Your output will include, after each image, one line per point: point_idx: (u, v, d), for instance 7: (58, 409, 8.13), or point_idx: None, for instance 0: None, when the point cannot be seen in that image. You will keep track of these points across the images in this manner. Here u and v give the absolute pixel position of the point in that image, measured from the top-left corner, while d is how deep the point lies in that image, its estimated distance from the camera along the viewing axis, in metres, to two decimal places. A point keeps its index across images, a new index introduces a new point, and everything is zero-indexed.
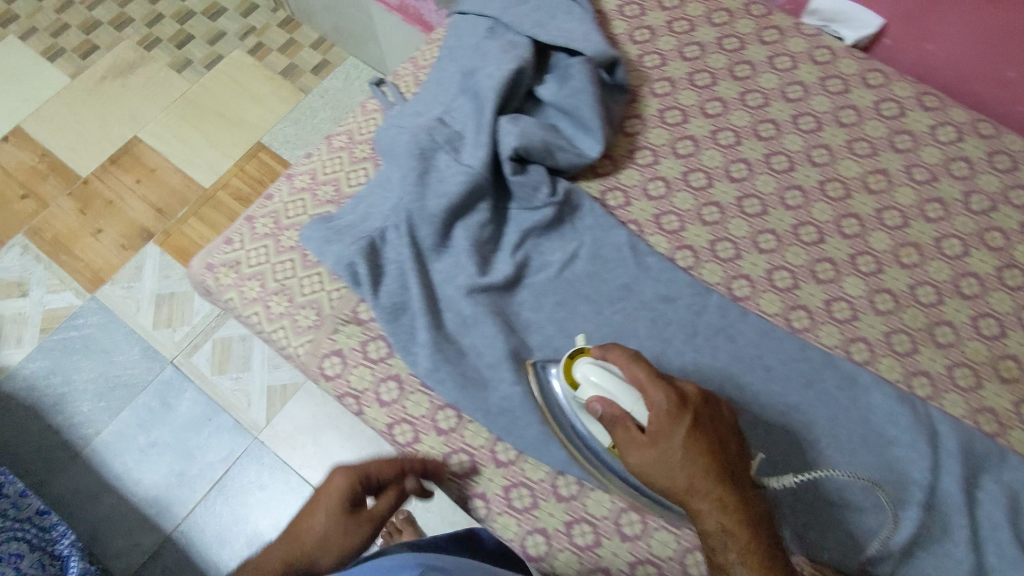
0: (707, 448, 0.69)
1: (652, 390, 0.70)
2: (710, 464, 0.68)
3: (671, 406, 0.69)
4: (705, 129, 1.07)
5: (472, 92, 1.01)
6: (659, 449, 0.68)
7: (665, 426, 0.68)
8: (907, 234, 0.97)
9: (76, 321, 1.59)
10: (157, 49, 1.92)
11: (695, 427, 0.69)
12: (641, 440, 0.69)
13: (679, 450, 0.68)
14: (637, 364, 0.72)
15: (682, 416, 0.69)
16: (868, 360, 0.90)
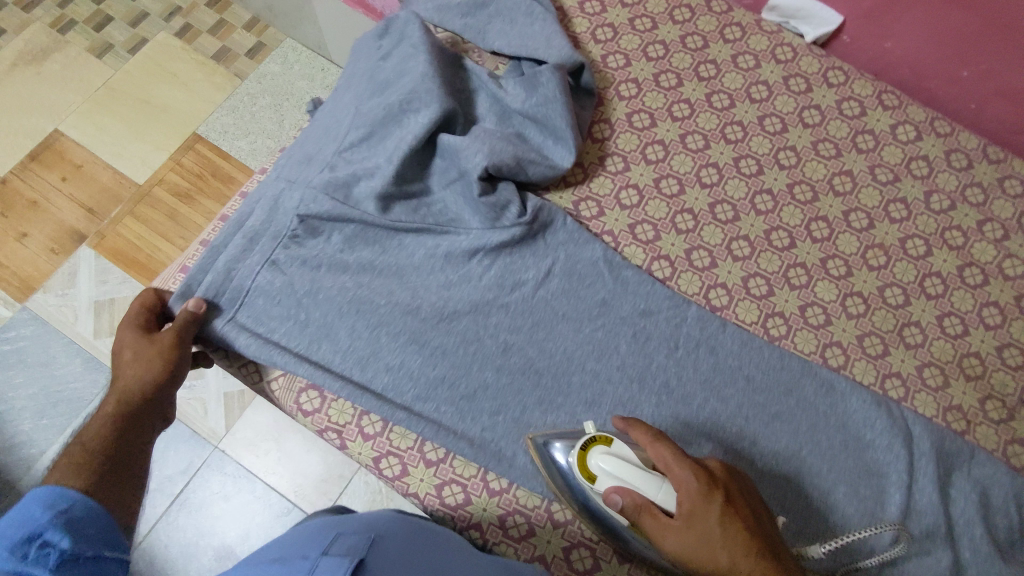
0: (755, 538, 0.51)
1: (679, 466, 0.53)
2: (765, 558, 0.50)
3: (703, 485, 0.52)
4: (711, 123, 0.84)
5: (377, 110, 0.76)
6: (694, 528, 0.51)
7: (700, 505, 0.51)
8: (930, 263, 0.79)
9: (9, 334, 1.34)
10: (72, 34, 1.63)
11: (733, 505, 0.52)
12: (672, 524, 0.52)
13: (721, 532, 0.50)
14: (660, 441, 0.54)
15: (721, 502, 0.51)
16: (903, 398, 0.73)
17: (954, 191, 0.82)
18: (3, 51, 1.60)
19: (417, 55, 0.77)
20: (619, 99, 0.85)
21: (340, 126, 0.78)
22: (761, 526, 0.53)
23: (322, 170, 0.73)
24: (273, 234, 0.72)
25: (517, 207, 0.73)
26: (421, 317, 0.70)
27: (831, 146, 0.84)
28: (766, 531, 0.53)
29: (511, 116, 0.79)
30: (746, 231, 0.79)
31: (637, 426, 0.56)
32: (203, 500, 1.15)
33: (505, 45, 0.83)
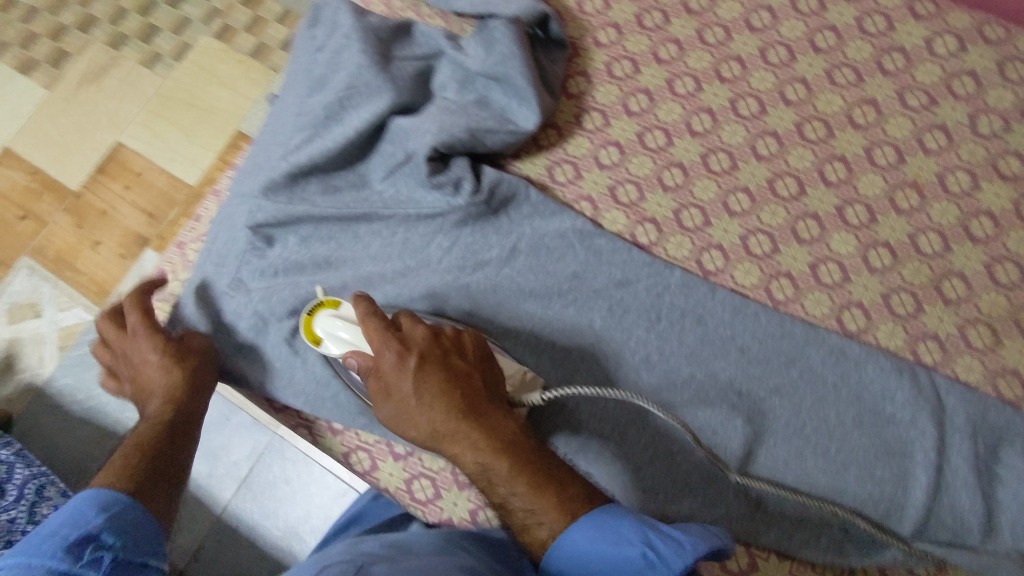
0: (456, 399, 0.52)
1: (376, 344, 0.54)
2: (466, 418, 0.52)
3: (397, 356, 0.53)
4: (703, 62, 0.75)
5: (317, 109, 0.73)
6: (396, 399, 0.53)
7: (389, 369, 0.53)
8: (978, 199, 0.66)
9: (91, 337, 1.35)
10: (125, 48, 1.57)
11: (428, 368, 0.53)
12: (380, 394, 0.54)
13: (409, 392, 0.53)
14: (371, 317, 0.55)
15: (435, 368, 0.53)
16: (939, 363, 0.62)
17: (1009, 110, 0.68)
18: (62, 74, 1.55)
19: (350, 45, 0.73)
20: (596, 47, 0.77)
21: (284, 130, 0.75)
22: (473, 386, 0.54)
23: (262, 180, 0.72)
24: (235, 255, 0.73)
25: (470, 183, 0.70)
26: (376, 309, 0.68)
27: (850, 73, 0.72)
28: (480, 392, 0.54)
29: (473, 79, 0.73)
30: (745, 182, 0.69)
31: (378, 318, 0.56)
32: (265, 483, 1.02)
33: (468, 4, 0.77)
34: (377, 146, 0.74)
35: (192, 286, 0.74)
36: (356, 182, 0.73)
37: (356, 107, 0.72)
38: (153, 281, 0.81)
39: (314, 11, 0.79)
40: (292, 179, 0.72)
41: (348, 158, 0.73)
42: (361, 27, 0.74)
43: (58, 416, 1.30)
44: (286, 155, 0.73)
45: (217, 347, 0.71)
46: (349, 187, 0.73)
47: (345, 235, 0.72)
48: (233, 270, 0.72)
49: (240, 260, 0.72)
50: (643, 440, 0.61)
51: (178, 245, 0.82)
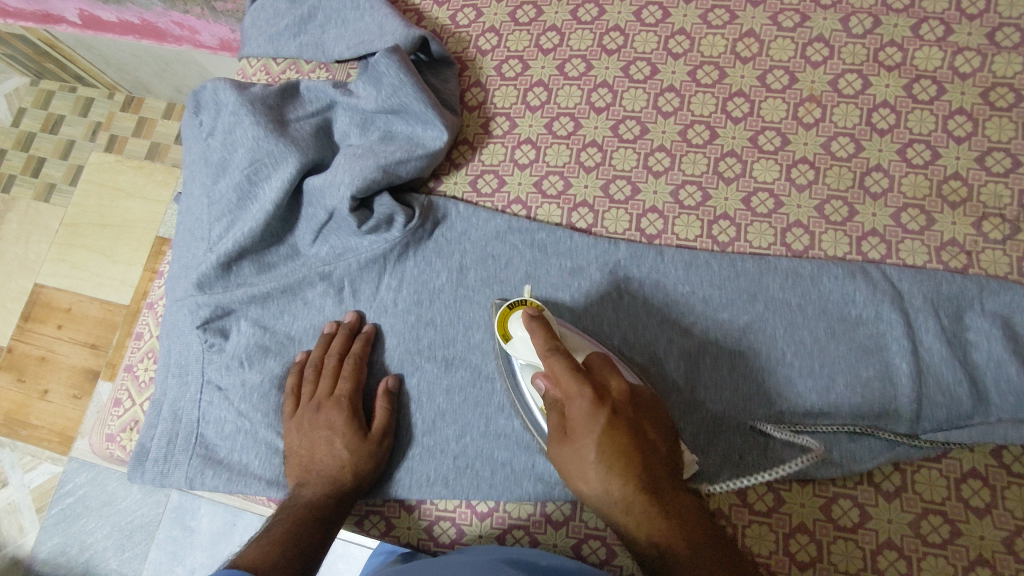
0: (640, 479, 0.50)
1: (542, 353, 0.54)
2: (635, 473, 0.50)
3: (589, 403, 0.51)
4: (585, 41, 0.76)
5: (228, 194, 0.72)
6: (570, 443, 0.52)
7: (582, 419, 0.51)
8: (873, 95, 0.69)
9: (69, 487, 1.28)
10: (15, 188, 1.52)
11: (619, 424, 0.51)
12: (559, 431, 0.53)
13: (591, 452, 0.50)
14: (558, 355, 0.53)
15: (607, 432, 0.50)
16: (886, 255, 0.65)
17: (874, 5, 0.71)
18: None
19: (238, 122, 0.72)
20: (481, 55, 0.78)
21: (201, 223, 0.74)
22: (655, 459, 0.51)
23: (193, 281, 0.70)
24: (194, 360, 0.71)
25: (403, 216, 0.69)
26: None
27: (723, 12, 0.74)
28: (656, 464, 0.51)
29: (373, 118, 0.73)
30: (659, 141, 0.71)
31: (541, 329, 0.55)
32: None
33: (345, 49, 0.77)
34: (299, 212, 0.72)
35: (162, 406, 0.71)
36: (288, 253, 0.72)
37: (265, 179, 0.71)
38: (109, 414, 0.76)
39: (194, 97, 0.77)
40: (223, 269, 0.70)
41: (274, 235, 0.72)
42: (244, 100, 0.72)
43: None
44: (211, 249, 0.71)
45: (206, 455, 0.68)
46: (283, 260, 0.72)
47: (295, 305, 0.71)
48: (198, 376, 0.71)
49: (202, 362, 0.71)
50: None
51: (127, 368, 0.78)
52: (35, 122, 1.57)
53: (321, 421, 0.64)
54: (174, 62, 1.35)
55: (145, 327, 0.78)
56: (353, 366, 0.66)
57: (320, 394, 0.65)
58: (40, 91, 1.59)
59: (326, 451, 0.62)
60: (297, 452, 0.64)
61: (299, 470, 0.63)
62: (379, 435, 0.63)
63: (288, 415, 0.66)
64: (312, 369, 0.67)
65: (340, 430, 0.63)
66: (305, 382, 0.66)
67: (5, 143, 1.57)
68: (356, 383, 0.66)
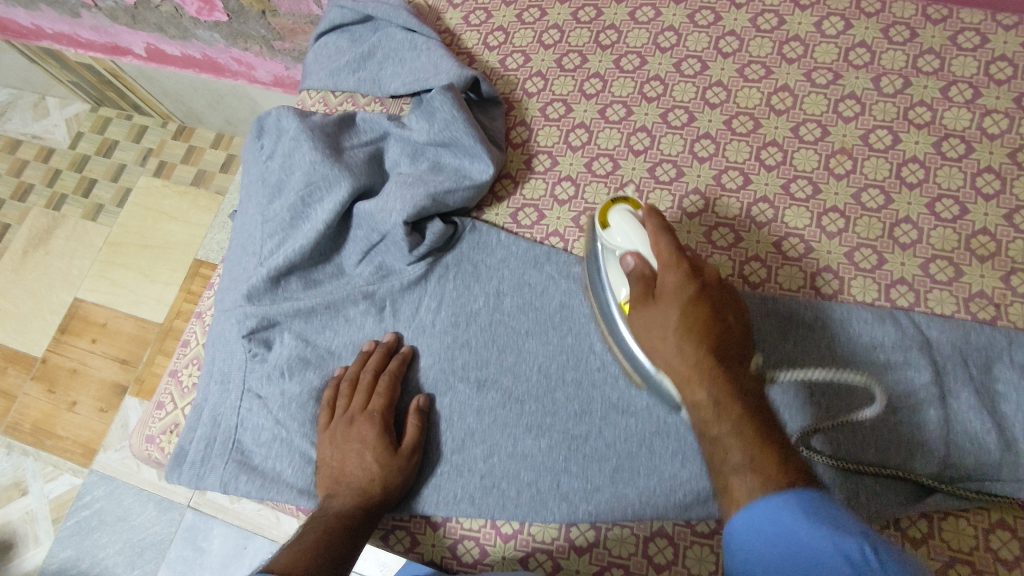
0: (709, 328, 0.53)
1: (653, 232, 0.59)
2: (712, 354, 0.52)
3: (680, 275, 0.55)
4: (627, 88, 0.80)
5: (282, 212, 0.76)
6: (659, 307, 0.55)
7: (672, 287, 0.55)
8: (903, 150, 0.72)
9: (87, 500, 1.29)
10: (67, 206, 1.59)
11: (703, 303, 0.54)
12: (645, 300, 0.57)
13: (674, 316, 0.54)
14: (666, 240, 0.58)
15: (696, 300, 0.54)
16: (915, 304, 0.66)
17: (905, 67, 0.75)
18: (9, 245, 1.58)
19: (298, 146, 0.76)
20: (527, 97, 0.83)
21: (254, 239, 0.77)
22: (728, 339, 0.54)
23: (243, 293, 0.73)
24: (237, 368, 0.74)
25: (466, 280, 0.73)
26: None
27: (759, 67, 0.78)
28: (733, 339, 0.54)
29: (423, 149, 0.77)
30: (694, 184, 0.74)
31: (657, 217, 0.60)
32: None
33: (401, 85, 0.82)
34: (347, 233, 0.76)
35: (203, 410, 0.74)
36: (335, 271, 0.75)
37: (319, 201, 0.75)
38: (151, 417, 0.79)
39: (259, 121, 0.82)
40: (273, 282, 0.73)
41: (322, 253, 0.75)
42: (306, 126, 0.77)
43: None
44: (263, 263, 0.75)
45: (241, 460, 0.70)
46: (329, 277, 0.75)
47: (336, 321, 0.74)
48: (240, 383, 0.73)
49: (244, 371, 0.73)
50: (670, 447, 0.63)
51: (171, 374, 0.81)
52: (92, 145, 1.65)
53: (354, 434, 0.65)
54: (229, 94, 1.43)
55: (191, 335, 0.82)
56: (389, 383, 0.68)
57: (355, 407, 0.67)
58: (99, 117, 1.69)
59: (358, 463, 0.64)
60: (329, 462, 0.65)
61: (330, 481, 0.64)
62: (410, 450, 0.65)
63: (323, 426, 0.68)
64: (348, 384, 0.69)
65: (372, 443, 0.64)
66: (341, 396, 0.68)
67: (60, 163, 1.65)
68: (389, 399, 0.68)
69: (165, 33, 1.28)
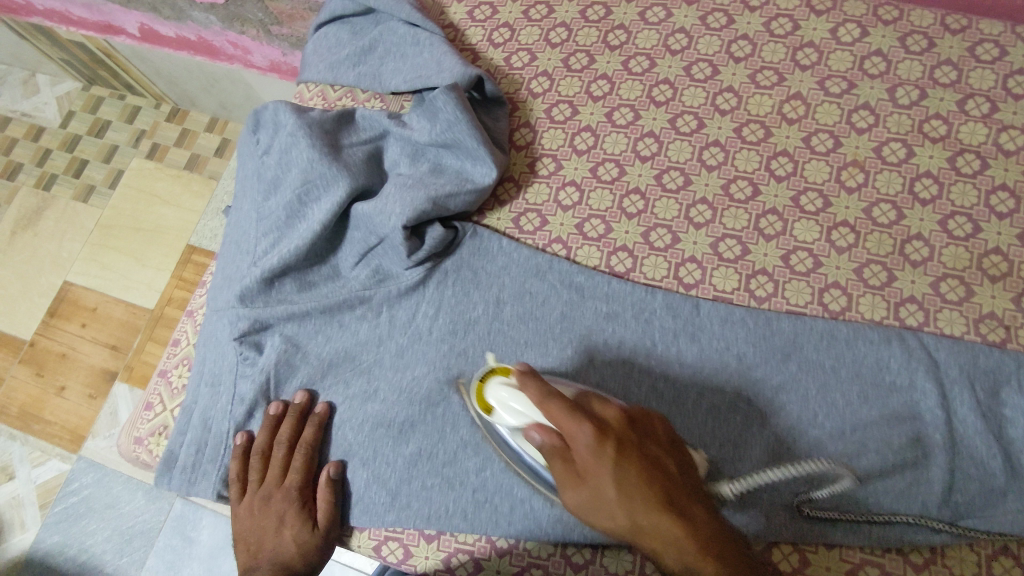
0: (654, 492, 0.44)
1: (540, 402, 0.51)
2: (668, 514, 0.43)
3: (594, 435, 0.47)
4: (635, 91, 0.78)
5: (278, 211, 0.73)
6: (588, 484, 0.46)
7: (590, 457, 0.46)
8: (916, 164, 0.70)
9: (74, 487, 1.28)
10: (56, 187, 1.56)
11: (629, 454, 0.46)
12: (569, 477, 0.47)
13: (611, 488, 0.44)
14: (553, 398, 0.50)
15: (616, 451, 0.46)
16: (924, 323, 0.65)
17: (921, 78, 0.73)
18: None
19: (295, 144, 0.74)
20: (532, 97, 0.81)
21: (248, 238, 0.75)
22: (671, 480, 0.46)
23: (236, 294, 0.71)
24: (229, 370, 0.72)
25: (465, 287, 0.71)
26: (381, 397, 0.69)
27: (772, 74, 0.76)
28: (658, 462, 0.47)
29: (424, 150, 0.74)
30: (702, 193, 0.72)
31: (532, 380, 0.53)
32: None
33: (402, 81, 0.79)
34: (344, 234, 0.74)
35: (193, 413, 0.72)
36: (330, 274, 0.73)
37: (315, 201, 0.72)
38: (140, 417, 0.77)
39: (254, 114, 0.80)
40: (267, 283, 0.71)
41: (318, 255, 0.73)
42: (303, 123, 0.75)
43: None
44: (257, 263, 0.73)
45: (227, 480, 0.69)
46: (325, 280, 0.73)
47: (331, 325, 0.72)
48: (231, 387, 0.71)
49: (236, 374, 0.71)
50: None
51: (161, 374, 0.79)
52: (82, 126, 1.62)
53: (269, 510, 0.65)
54: (224, 78, 1.39)
55: (183, 334, 0.80)
56: (306, 457, 0.67)
57: (270, 482, 0.66)
58: (90, 96, 1.65)
59: (277, 541, 0.63)
60: (247, 536, 0.65)
61: (246, 557, 0.64)
62: (329, 526, 0.64)
63: (235, 500, 0.67)
64: (258, 457, 0.68)
65: (288, 522, 0.64)
66: (251, 469, 0.67)
67: (50, 143, 1.61)
68: (307, 474, 0.67)
69: (159, 14, 1.24)
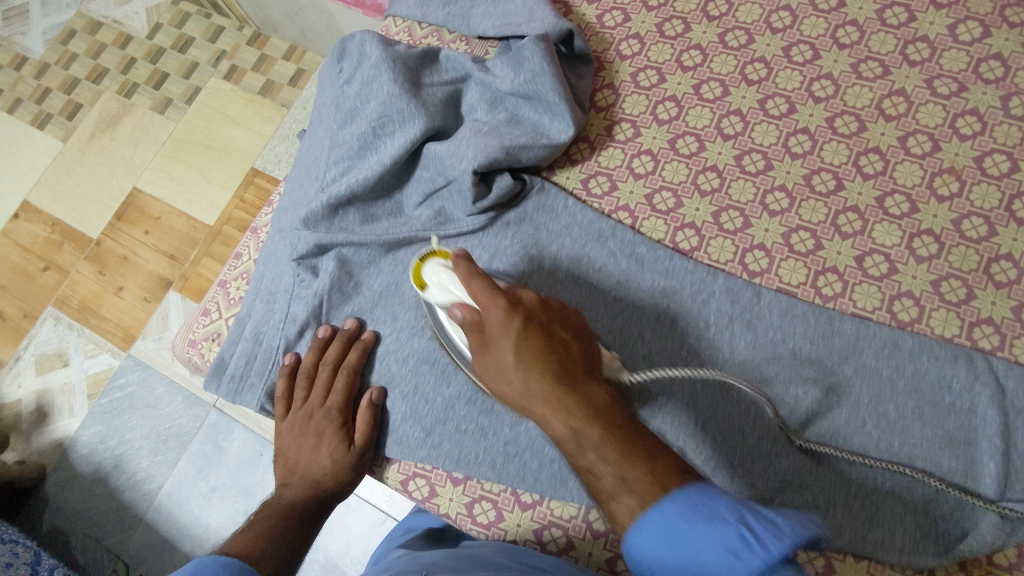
0: (552, 367, 0.47)
1: (473, 279, 0.53)
2: (562, 386, 0.46)
3: (503, 309, 0.51)
4: (727, 66, 0.75)
5: (351, 140, 0.74)
6: (491, 352, 0.50)
7: (496, 324, 0.50)
8: (1019, 180, 0.65)
9: (121, 382, 1.35)
10: (137, 95, 1.61)
11: (529, 329, 0.50)
12: (479, 346, 0.52)
13: (509, 354, 0.49)
14: (478, 279, 0.53)
15: (501, 305, 0.51)
16: (998, 348, 0.62)
17: None
18: (78, 125, 1.60)
19: (377, 75, 0.74)
20: (620, 59, 0.79)
21: (319, 163, 0.76)
22: (573, 360, 0.49)
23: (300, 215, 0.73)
24: (285, 290, 0.73)
25: (525, 242, 0.71)
26: (428, 337, 0.69)
27: (876, 65, 0.72)
28: (569, 344, 0.50)
29: (503, 98, 0.74)
30: (782, 180, 0.70)
31: (465, 263, 0.55)
32: None
33: (490, 26, 0.78)
34: (413, 172, 0.74)
35: (246, 326, 0.74)
36: (394, 210, 0.74)
37: (389, 135, 0.72)
38: (196, 322, 0.80)
39: (340, 42, 0.80)
40: (331, 210, 0.72)
41: (384, 189, 0.74)
42: (388, 55, 0.74)
43: (91, 466, 1.29)
44: (324, 189, 0.74)
45: (272, 394, 0.71)
46: (387, 215, 0.74)
47: (387, 260, 0.73)
48: (285, 305, 0.73)
49: (291, 294, 0.73)
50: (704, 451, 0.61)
51: (220, 284, 0.81)
52: (168, 39, 1.65)
53: (310, 427, 0.67)
54: (308, 7, 1.38)
55: (245, 249, 0.82)
56: (347, 380, 0.68)
57: (313, 400, 0.68)
58: (179, 10, 1.67)
59: (313, 455, 0.66)
60: (286, 450, 0.67)
61: (285, 471, 0.66)
62: (362, 448, 0.66)
63: (279, 418, 0.69)
64: (304, 377, 0.69)
65: (327, 438, 0.66)
66: (297, 388, 0.69)
67: (136, 52, 1.65)
68: (348, 395, 0.68)
69: None
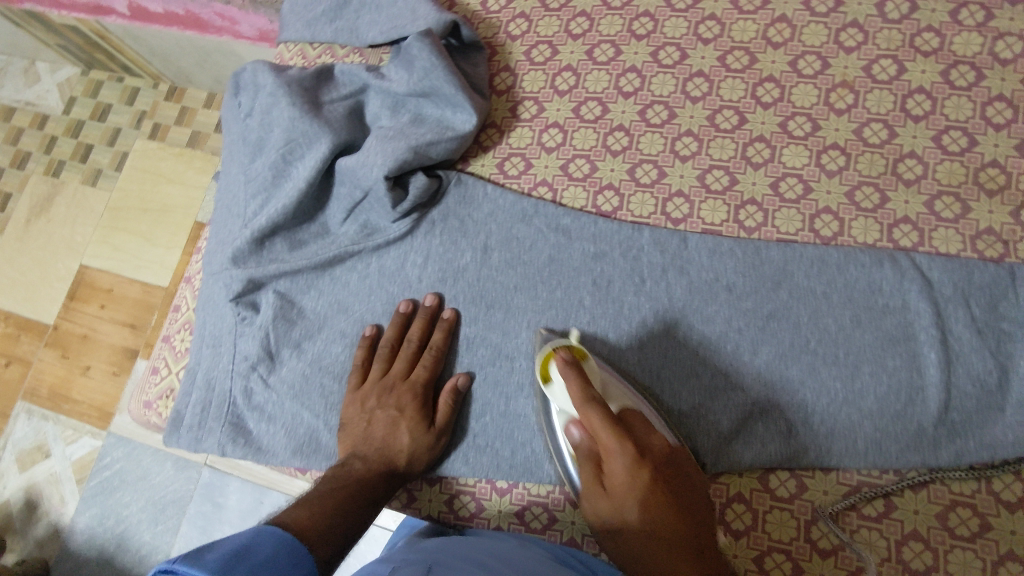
0: (682, 524, 0.51)
1: (609, 441, 0.53)
2: (679, 531, 0.50)
3: (632, 463, 0.52)
4: (615, 26, 0.76)
5: (263, 171, 0.74)
6: (613, 500, 0.53)
7: (623, 478, 0.52)
8: (908, 80, 0.67)
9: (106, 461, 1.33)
10: (64, 173, 1.58)
11: (659, 487, 0.52)
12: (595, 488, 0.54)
13: (634, 511, 0.52)
14: (596, 405, 0.54)
15: (630, 454, 0.52)
16: (918, 243, 0.63)
17: None
18: (11, 215, 1.57)
19: (275, 102, 0.74)
20: (511, 40, 0.79)
21: (236, 200, 0.76)
22: (682, 508, 0.52)
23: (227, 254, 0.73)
24: (228, 331, 0.73)
25: (453, 236, 0.71)
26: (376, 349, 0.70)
27: None
28: (688, 494, 0.53)
29: (404, 100, 0.74)
30: (687, 126, 0.71)
31: (576, 377, 0.56)
32: None
33: (379, 33, 0.79)
34: (331, 190, 0.74)
35: (197, 373, 0.74)
36: (320, 231, 0.74)
37: (299, 158, 0.72)
38: (149, 382, 0.79)
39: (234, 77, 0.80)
40: (257, 244, 0.72)
41: (306, 212, 0.73)
42: (281, 80, 0.75)
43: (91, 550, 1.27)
44: (245, 225, 0.73)
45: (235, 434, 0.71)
46: (314, 237, 0.73)
47: (323, 281, 0.73)
48: (231, 347, 0.73)
49: (234, 335, 0.73)
50: (661, 401, 0.62)
51: (165, 339, 0.81)
52: (84, 110, 1.62)
53: (390, 401, 0.65)
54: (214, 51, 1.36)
55: (184, 300, 0.81)
56: (433, 359, 0.67)
57: (393, 374, 0.67)
58: (89, 80, 1.65)
59: (389, 432, 0.63)
60: (350, 422, 0.65)
61: (351, 443, 0.63)
62: (441, 428, 0.64)
63: (353, 386, 0.67)
64: (388, 347, 0.68)
65: (408, 414, 0.64)
66: (377, 358, 0.68)
67: (55, 130, 1.63)
68: (432, 373, 0.67)
69: None
